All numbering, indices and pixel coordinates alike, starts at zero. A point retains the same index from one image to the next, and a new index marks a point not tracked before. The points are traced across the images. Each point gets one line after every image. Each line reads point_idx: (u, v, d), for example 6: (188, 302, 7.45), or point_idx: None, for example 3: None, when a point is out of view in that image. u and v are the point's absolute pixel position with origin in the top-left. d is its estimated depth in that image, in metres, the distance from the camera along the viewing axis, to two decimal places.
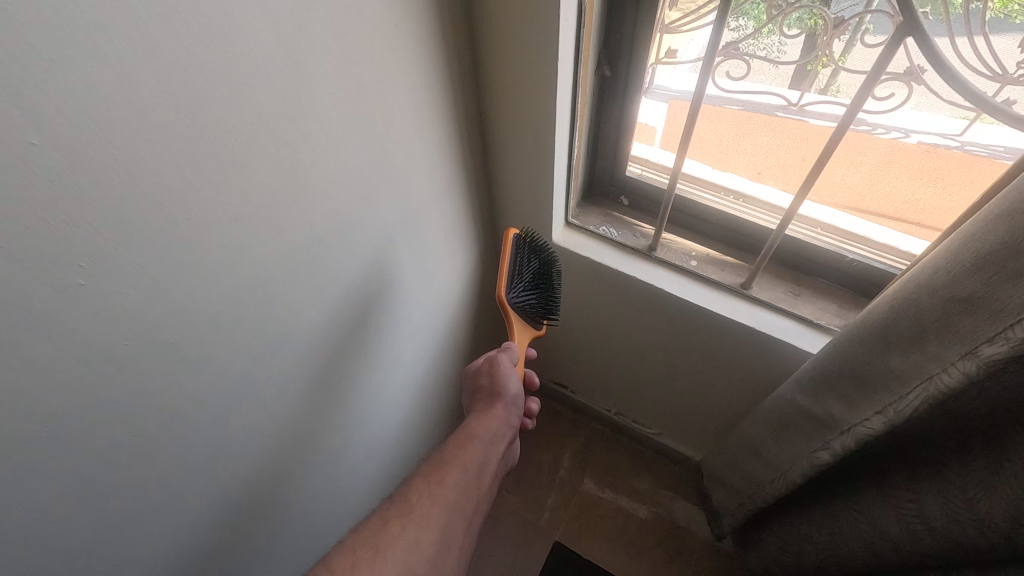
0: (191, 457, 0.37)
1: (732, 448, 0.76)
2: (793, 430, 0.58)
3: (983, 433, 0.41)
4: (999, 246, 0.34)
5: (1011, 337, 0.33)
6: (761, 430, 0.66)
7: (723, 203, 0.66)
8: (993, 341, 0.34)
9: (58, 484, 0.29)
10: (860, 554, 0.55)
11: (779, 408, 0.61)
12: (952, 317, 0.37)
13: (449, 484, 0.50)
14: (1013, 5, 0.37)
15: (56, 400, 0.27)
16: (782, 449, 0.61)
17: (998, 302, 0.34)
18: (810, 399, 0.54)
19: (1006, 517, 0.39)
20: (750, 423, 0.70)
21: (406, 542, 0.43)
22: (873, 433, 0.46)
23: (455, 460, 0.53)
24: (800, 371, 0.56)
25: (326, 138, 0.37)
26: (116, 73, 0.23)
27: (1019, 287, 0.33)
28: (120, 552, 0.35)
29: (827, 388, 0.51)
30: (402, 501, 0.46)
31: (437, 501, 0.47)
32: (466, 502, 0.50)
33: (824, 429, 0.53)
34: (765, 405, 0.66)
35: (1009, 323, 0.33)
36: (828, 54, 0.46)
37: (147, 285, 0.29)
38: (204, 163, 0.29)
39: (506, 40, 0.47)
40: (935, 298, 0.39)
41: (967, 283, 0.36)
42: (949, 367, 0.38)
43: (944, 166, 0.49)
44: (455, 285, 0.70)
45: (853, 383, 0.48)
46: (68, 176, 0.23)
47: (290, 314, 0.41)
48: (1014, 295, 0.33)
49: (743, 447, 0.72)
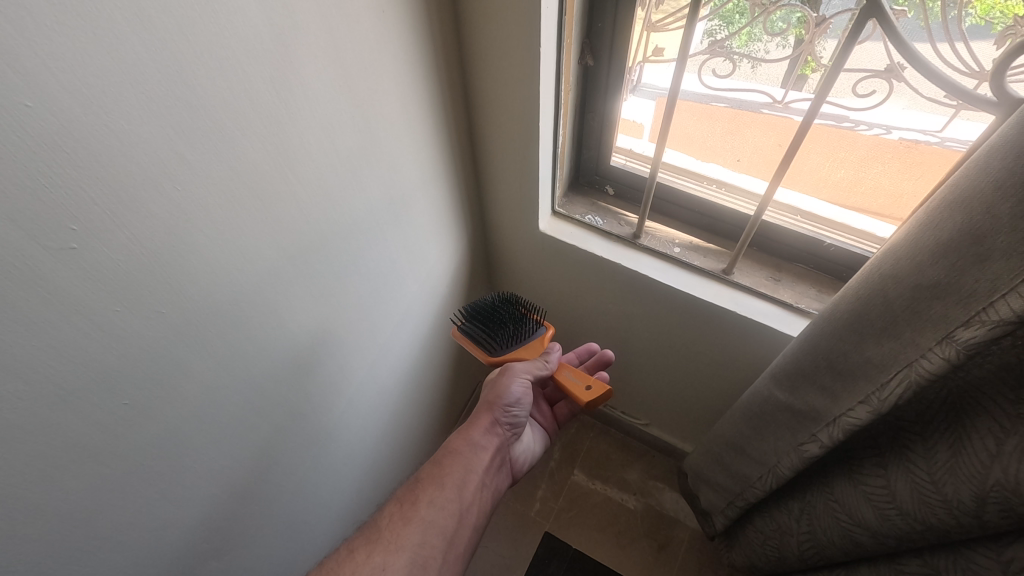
0: (180, 429, 0.38)
1: (713, 446, 0.77)
2: (775, 424, 0.59)
3: (944, 413, 0.43)
4: (954, 231, 0.35)
5: (987, 319, 0.33)
6: (742, 427, 0.66)
7: (707, 192, 0.67)
8: (968, 324, 0.35)
9: (51, 446, 0.30)
10: (838, 542, 0.56)
11: (758, 403, 0.61)
12: (921, 304, 0.38)
13: (423, 503, 0.54)
14: (992, 14, 0.39)
15: (47, 362, 0.28)
16: (767, 444, 0.62)
17: (968, 285, 0.34)
18: (788, 394, 0.55)
19: (972, 497, 0.39)
20: (730, 419, 0.70)
21: (373, 565, 0.47)
22: (859, 422, 0.47)
23: (431, 480, 0.56)
24: (774, 366, 0.57)
25: (313, 119, 0.38)
26: (110, 45, 0.24)
27: (985, 271, 0.33)
28: (110, 520, 0.36)
29: (805, 381, 0.52)
30: (373, 528, 0.50)
31: (410, 522, 0.51)
32: (444, 518, 0.53)
33: (808, 421, 0.53)
34: (742, 402, 0.66)
35: (982, 307, 0.34)
36: (817, 58, 0.48)
37: (136, 253, 0.30)
38: (194, 134, 0.30)
39: (491, 29, 0.48)
40: (901, 284, 0.39)
41: (930, 269, 0.37)
42: (929, 353, 0.38)
43: (920, 159, 0.51)
44: (443, 272, 0.71)
45: (832, 374, 0.48)
46: (64, 141, 0.24)
47: (277, 291, 0.41)
48: (982, 279, 0.33)
49: (725, 444, 0.72)
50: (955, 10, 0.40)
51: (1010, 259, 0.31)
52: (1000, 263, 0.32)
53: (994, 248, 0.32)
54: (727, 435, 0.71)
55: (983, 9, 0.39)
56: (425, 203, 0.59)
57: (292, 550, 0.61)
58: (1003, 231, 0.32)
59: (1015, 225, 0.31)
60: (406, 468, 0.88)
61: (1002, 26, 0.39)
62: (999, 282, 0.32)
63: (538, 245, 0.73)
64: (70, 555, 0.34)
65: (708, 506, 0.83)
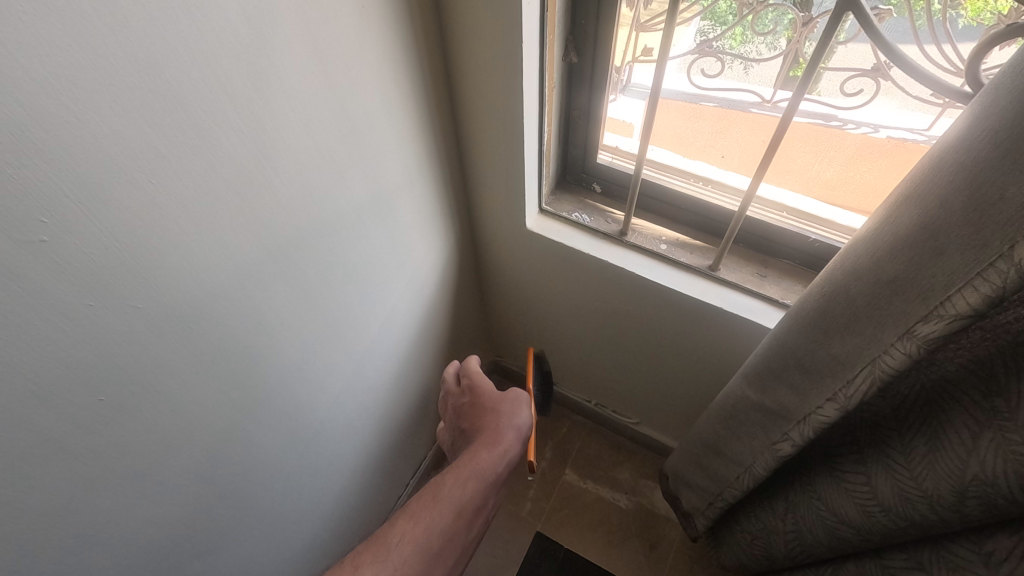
0: (160, 426, 0.38)
1: (690, 446, 0.75)
2: (749, 423, 0.58)
3: (919, 408, 0.44)
4: (911, 226, 0.34)
5: (944, 315, 0.34)
6: (717, 427, 0.65)
7: (693, 189, 0.67)
8: (927, 319, 0.35)
9: (28, 440, 0.30)
10: (824, 540, 0.55)
11: (730, 404, 0.61)
12: (882, 300, 0.37)
13: (434, 527, 0.50)
14: (985, 14, 0.39)
15: (21, 356, 0.28)
16: (743, 444, 0.61)
17: (925, 281, 0.34)
18: (759, 392, 0.54)
19: (951, 492, 0.39)
20: (705, 419, 0.69)
21: None
22: (828, 419, 0.47)
23: (442, 496, 0.53)
24: (745, 365, 0.56)
25: (294, 114, 0.38)
26: (80, 35, 0.24)
27: (941, 266, 0.33)
28: (88, 518, 0.36)
29: (775, 380, 0.51)
30: (379, 546, 0.47)
31: (413, 554, 0.47)
32: (447, 551, 0.50)
33: (781, 420, 0.53)
34: (716, 400, 0.65)
35: (939, 301, 0.34)
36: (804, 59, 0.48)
37: (109, 247, 0.29)
38: (168, 126, 0.30)
39: (474, 28, 0.48)
40: (862, 281, 0.38)
41: (889, 264, 0.36)
42: (890, 349, 0.38)
43: (908, 159, 0.51)
44: (431, 271, 0.71)
45: (801, 372, 0.47)
46: (31, 133, 0.24)
47: (258, 288, 0.41)
48: (938, 275, 0.33)
49: (702, 445, 0.71)
50: (942, 13, 0.40)
51: (964, 253, 0.31)
52: (956, 257, 0.32)
53: (949, 243, 0.32)
54: (704, 435, 0.70)
55: (974, 10, 0.39)
56: (410, 201, 0.59)
57: (275, 551, 0.61)
58: (955, 225, 0.31)
59: (968, 219, 0.30)
60: (395, 468, 0.88)
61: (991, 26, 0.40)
62: (954, 277, 0.32)
63: (526, 243, 0.73)
64: (46, 551, 0.34)
65: (689, 507, 0.82)
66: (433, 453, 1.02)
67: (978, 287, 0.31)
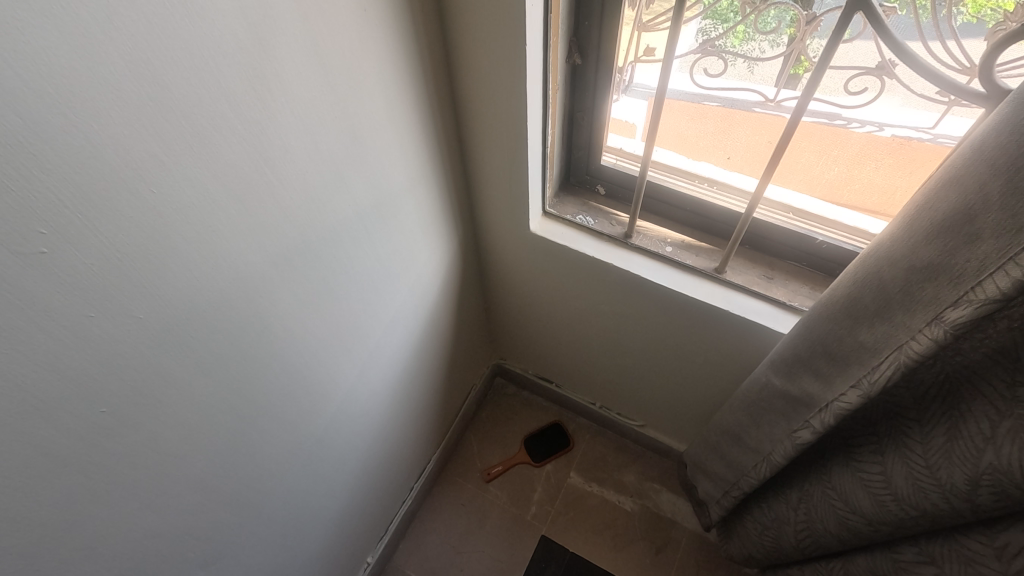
0: (163, 438, 0.38)
1: (710, 435, 0.75)
2: (771, 411, 0.58)
3: (940, 398, 0.42)
4: (947, 212, 0.34)
5: (974, 300, 0.33)
6: (738, 415, 0.65)
7: (698, 190, 0.66)
8: (957, 304, 0.34)
9: (32, 454, 0.30)
10: (833, 531, 0.55)
11: (754, 391, 0.60)
12: (914, 286, 0.37)
13: None
14: (985, 10, 0.38)
15: (21, 370, 0.27)
16: (763, 432, 0.60)
17: (957, 266, 0.34)
18: (784, 379, 0.54)
19: (965, 480, 0.39)
20: (727, 409, 0.68)
21: None
22: (850, 407, 0.46)
23: None
24: (770, 352, 0.55)
25: (297, 114, 0.37)
26: (77, 43, 0.24)
27: (975, 250, 0.32)
28: (92, 531, 0.35)
29: (801, 366, 0.50)
30: None
31: None
32: None
33: (803, 407, 0.52)
34: (739, 390, 0.65)
35: (971, 285, 0.33)
36: (808, 58, 0.48)
37: (110, 257, 0.29)
38: (167, 132, 0.29)
39: (477, 31, 0.48)
40: (895, 267, 0.38)
41: (923, 250, 0.36)
42: (918, 335, 0.37)
43: (916, 158, 0.50)
44: (434, 274, 0.70)
45: (826, 359, 0.47)
46: (29, 144, 0.24)
47: (259, 297, 0.41)
48: (972, 258, 0.32)
49: (721, 432, 0.71)
50: (946, 9, 0.40)
51: (998, 238, 0.31)
52: (990, 243, 0.31)
53: (984, 229, 0.31)
54: (725, 424, 0.69)
55: (975, 6, 0.39)
56: (413, 204, 0.58)
57: (279, 560, 0.61)
58: (992, 210, 0.31)
59: (1006, 205, 0.30)
60: (399, 473, 0.88)
61: (993, 23, 0.39)
62: (987, 262, 0.32)
63: (530, 246, 0.72)
64: (48, 566, 0.33)
65: (705, 497, 0.82)
66: (438, 455, 1.02)
67: (1008, 271, 0.31)
